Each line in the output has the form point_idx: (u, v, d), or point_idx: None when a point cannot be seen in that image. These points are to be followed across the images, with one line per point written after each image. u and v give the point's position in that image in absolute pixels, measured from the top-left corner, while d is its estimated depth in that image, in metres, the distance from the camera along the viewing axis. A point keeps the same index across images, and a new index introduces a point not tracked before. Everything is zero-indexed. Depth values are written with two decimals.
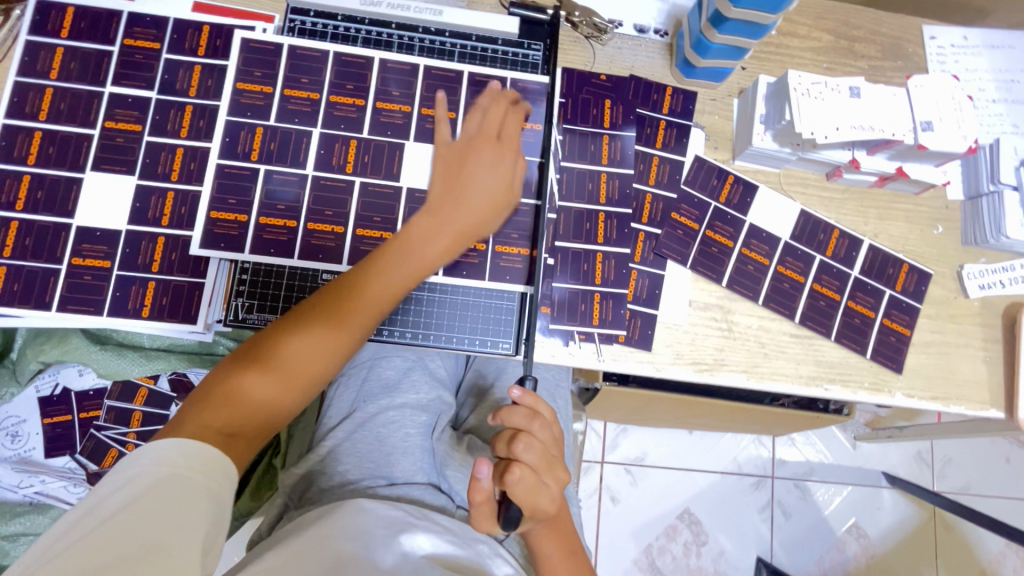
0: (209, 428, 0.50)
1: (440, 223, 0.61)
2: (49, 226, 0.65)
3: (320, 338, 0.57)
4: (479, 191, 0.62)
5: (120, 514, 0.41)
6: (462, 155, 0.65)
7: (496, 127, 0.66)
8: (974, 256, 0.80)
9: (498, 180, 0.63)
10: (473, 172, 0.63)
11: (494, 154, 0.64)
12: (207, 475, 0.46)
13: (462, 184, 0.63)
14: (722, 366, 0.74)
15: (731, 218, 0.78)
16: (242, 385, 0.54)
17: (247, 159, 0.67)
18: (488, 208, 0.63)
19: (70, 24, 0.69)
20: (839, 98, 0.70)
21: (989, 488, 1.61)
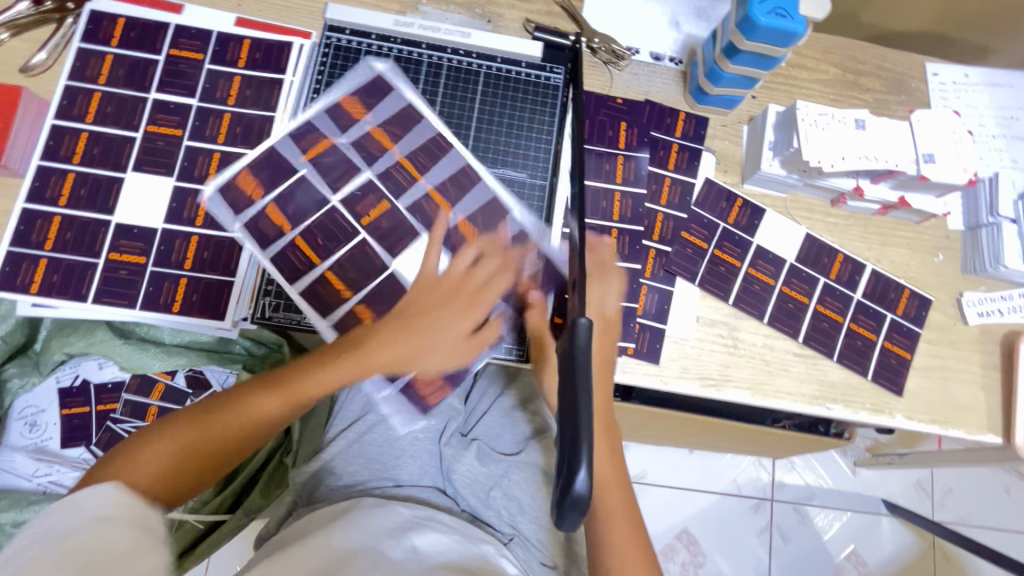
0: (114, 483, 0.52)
1: (448, 309, 0.61)
2: (89, 222, 0.68)
3: (281, 406, 0.58)
4: (428, 328, 0.61)
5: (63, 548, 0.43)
6: (432, 297, 0.62)
7: (480, 277, 0.64)
8: (973, 285, 0.83)
9: (456, 341, 0.62)
10: (431, 316, 0.61)
11: (458, 304, 0.62)
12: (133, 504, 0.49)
13: (415, 319, 0.61)
14: (727, 381, 0.77)
15: (739, 240, 0.80)
16: (249, 403, 0.58)
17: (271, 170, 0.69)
18: (443, 348, 0.61)
19: (119, 34, 0.73)
20: (845, 130, 0.73)
21: (988, 520, 1.61)
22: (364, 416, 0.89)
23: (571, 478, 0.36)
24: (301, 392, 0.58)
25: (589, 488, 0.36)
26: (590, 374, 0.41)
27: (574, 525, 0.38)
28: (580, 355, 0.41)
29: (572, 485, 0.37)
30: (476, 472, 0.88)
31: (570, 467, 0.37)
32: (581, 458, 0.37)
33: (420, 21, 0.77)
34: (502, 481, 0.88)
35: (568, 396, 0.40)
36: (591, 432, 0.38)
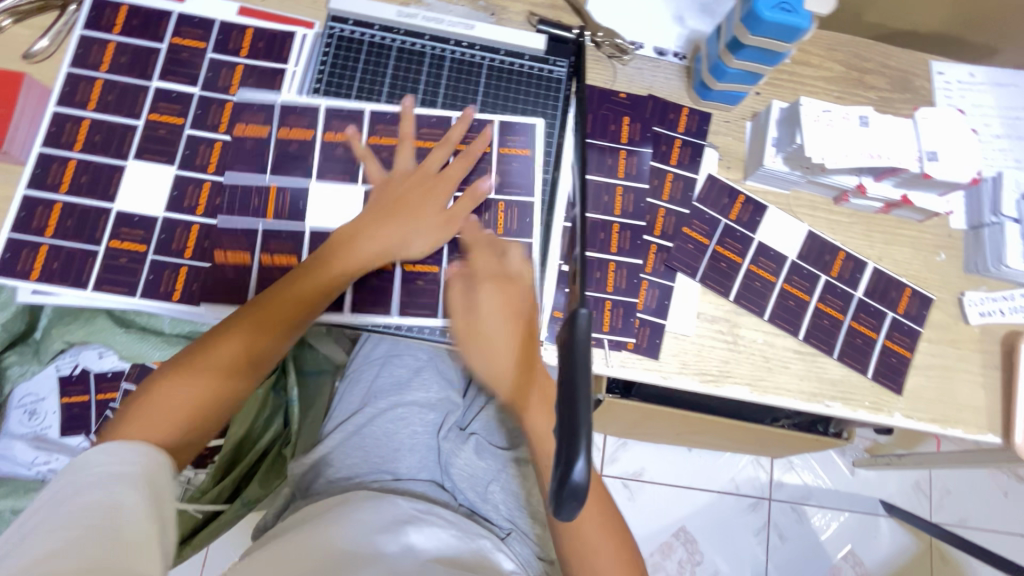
0: (143, 428, 0.54)
1: (400, 213, 0.70)
2: (90, 210, 0.68)
3: (227, 359, 0.61)
4: (407, 214, 0.70)
5: (53, 528, 0.41)
6: (404, 194, 0.71)
7: (434, 167, 0.73)
8: (975, 284, 0.83)
9: (432, 232, 0.70)
10: (411, 193, 0.71)
11: (424, 188, 0.71)
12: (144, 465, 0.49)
13: (400, 203, 0.70)
14: (727, 377, 0.76)
15: (741, 236, 0.80)
16: (209, 352, 0.61)
17: (260, 219, 0.69)
18: (419, 229, 0.70)
19: (122, 21, 0.73)
20: (848, 126, 0.73)
21: (986, 522, 1.61)
22: (363, 409, 0.89)
23: (570, 467, 0.36)
24: (245, 346, 0.62)
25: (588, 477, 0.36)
26: (589, 364, 0.41)
27: (573, 515, 0.38)
28: (580, 345, 0.41)
29: (571, 475, 0.36)
30: (475, 467, 0.88)
31: (569, 457, 0.36)
32: (581, 448, 0.36)
33: (423, 12, 0.77)
34: (500, 476, 0.88)
35: (567, 386, 0.40)
36: (590, 421, 0.38)
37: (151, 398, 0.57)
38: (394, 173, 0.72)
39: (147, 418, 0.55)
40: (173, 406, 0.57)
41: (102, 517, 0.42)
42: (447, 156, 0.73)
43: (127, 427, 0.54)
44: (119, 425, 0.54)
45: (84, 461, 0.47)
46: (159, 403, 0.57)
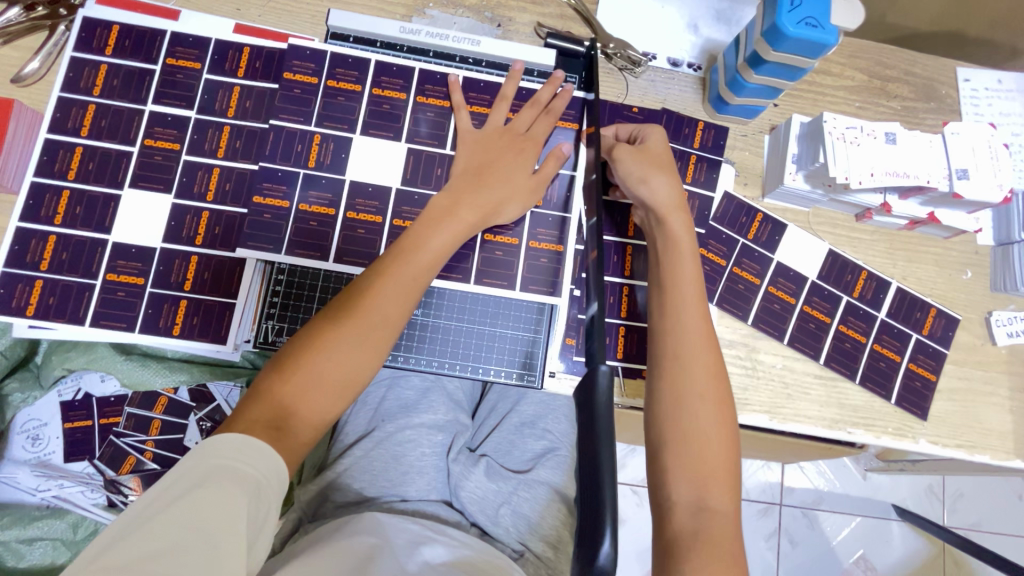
0: (256, 422, 0.54)
1: (459, 207, 0.66)
2: (85, 241, 0.66)
3: (279, 396, 0.56)
4: (498, 180, 0.68)
5: (157, 524, 0.43)
6: (490, 144, 0.70)
7: (522, 125, 0.71)
8: (1002, 303, 0.80)
9: (524, 196, 0.69)
10: (495, 159, 0.69)
11: (516, 148, 0.70)
12: (254, 466, 0.50)
13: (488, 168, 0.68)
14: (745, 405, 0.74)
15: (759, 256, 0.77)
16: (265, 390, 0.56)
17: (302, 166, 0.68)
18: (507, 195, 0.68)
19: (114, 42, 0.70)
20: (875, 144, 0.70)
21: (1000, 526, 1.59)
22: (372, 433, 0.87)
23: (595, 547, 0.34)
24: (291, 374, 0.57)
25: (613, 561, 0.34)
26: (610, 427, 0.40)
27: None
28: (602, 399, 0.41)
29: (595, 555, 0.34)
30: (486, 490, 0.84)
31: (593, 534, 0.35)
32: (606, 524, 0.35)
33: (427, 28, 0.73)
34: (512, 498, 0.84)
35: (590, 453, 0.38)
36: (613, 494, 0.36)
37: (272, 387, 0.57)
38: (482, 130, 0.70)
39: (262, 411, 0.55)
40: (287, 399, 0.56)
41: (201, 527, 0.43)
42: (530, 119, 0.72)
43: (244, 419, 0.54)
44: (239, 415, 0.54)
45: (203, 452, 0.49)
46: (277, 391, 0.56)
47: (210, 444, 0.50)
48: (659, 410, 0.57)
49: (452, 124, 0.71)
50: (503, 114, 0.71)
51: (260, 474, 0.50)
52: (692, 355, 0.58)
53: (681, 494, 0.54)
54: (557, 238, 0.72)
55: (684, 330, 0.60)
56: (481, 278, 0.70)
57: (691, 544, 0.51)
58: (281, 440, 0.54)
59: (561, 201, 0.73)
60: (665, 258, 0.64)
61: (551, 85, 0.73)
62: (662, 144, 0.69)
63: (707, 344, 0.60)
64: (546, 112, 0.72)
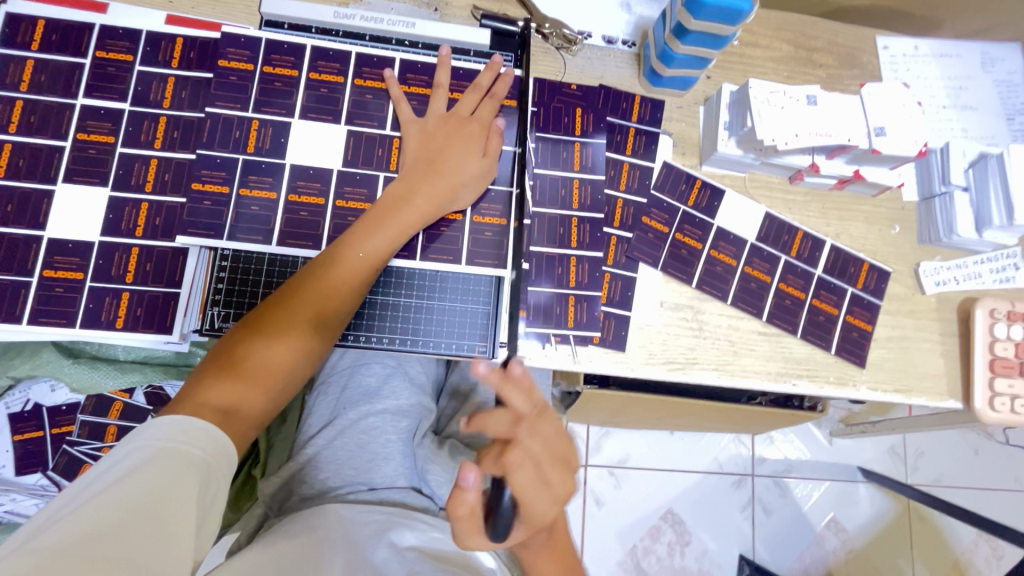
0: (204, 407, 0.53)
1: (412, 196, 0.67)
2: (19, 239, 0.64)
3: (223, 390, 0.55)
4: (450, 167, 0.69)
5: (104, 501, 0.41)
6: (435, 133, 0.71)
7: (465, 111, 0.73)
8: (929, 254, 0.84)
9: (474, 183, 0.71)
10: (444, 148, 0.70)
11: (463, 134, 0.71)
12: (206, 452, 0.49)
13: (439, 155, 0.70)
14: (694, 363, 0.77)
15: (700, 222, 0.80)
16: (208, 383, 0.55)
17: (241, 152, 0.68)
18: (460, 181, 0.69)
19: (40, 36, 0.69)
20: (798, 106, 0.73)
21: (960, 480, 1.66)
22: (334, 421, 0.86)
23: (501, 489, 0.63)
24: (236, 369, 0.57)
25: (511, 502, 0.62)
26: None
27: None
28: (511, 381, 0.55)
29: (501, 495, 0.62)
30: (451, 471, 0.86)
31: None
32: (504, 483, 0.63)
33: (361, 11, 0.74)
34: None
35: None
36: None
37: (223, 373, 0.56)
38: (426, 117, 0.72)
39: (211, 395, 0.54)
40: (237, 386, 0.56)
41: (152, 507, 0.42)
42: (472, 102, 0.73)
43: (191, 402, 0.53)
44: (184, 401, 0.53)
45: (144, 438, 0.48)
46: (226, 377, 0.56)
47: (161, 426, 0.50)
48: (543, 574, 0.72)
49: (392, 109, 0.72)
50: (443, 102, 0.72)
51: (211, 458, 0.50)
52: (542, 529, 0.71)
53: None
54: (500, 212, 0.74)
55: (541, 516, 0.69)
56: (429, 255, 0.72)
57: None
58: (230, 425, 0.53)
59: (506, 176, 0.75)
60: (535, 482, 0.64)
61: (492, 70, 0.74)
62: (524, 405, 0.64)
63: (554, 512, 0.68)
64: (489, 97, 0.74)
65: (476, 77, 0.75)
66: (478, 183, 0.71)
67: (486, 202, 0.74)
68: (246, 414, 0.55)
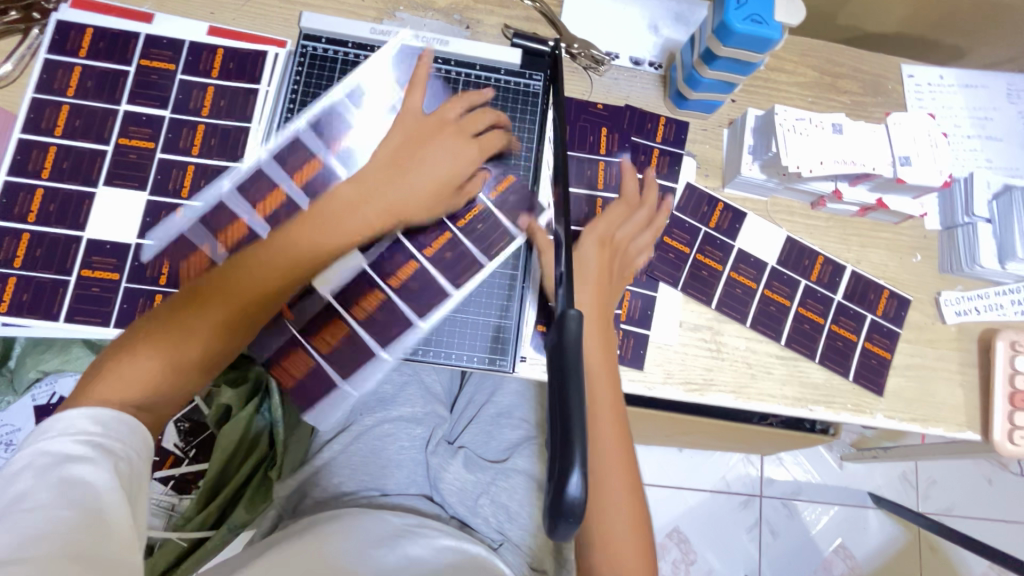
0: (119, 393, 0.52)
1: (367, 198, 0.66)
2: (59, 239, 0.67)
3: (149, 377, 0.54)
4: (417, 170, 0.68)
5: (28, 507, 0.41)
6: (413, 131, 0.69)
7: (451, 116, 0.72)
8: (951, 284, 0.84)
9: (434, 188, 0.69)
10: (416, 149, 0.68)
11: (439, 138, 0.70)
12: (122, 438, 0.49)
13: (412, 156, 0.68)
14: (711, 385, 0.77)
15: (721, 243, 0.81)
16: (129, 363, 0.54)
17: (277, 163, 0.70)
18: (422, 185, 0.68)
19: (88, 44, 0.71)
20: (823, 135, 0.74)
21: (971, 510, 1.64)
22: (350, 427, 0.87)
23: (564, 482, 0.33)
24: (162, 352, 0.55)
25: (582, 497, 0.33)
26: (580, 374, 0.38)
27: (572, 536, 0.35)
28: (569, 350, 0.39)
29: (565, 494, 0.33)
30: (464, 480, 0.86)
31: (563, 472, 0.33)
32: (573, 467, 0.34)
33: (397, 29, 0.76)
34: (490, 489, 0.86)
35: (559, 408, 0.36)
36: (584, 427, 0.35)
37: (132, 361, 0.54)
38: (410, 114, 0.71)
39: (124, 379, 0.53)
40: (149, 375, 0.54)
41: (81, 500, 0.42)
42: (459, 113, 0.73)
43: (104, 386, 0.52)
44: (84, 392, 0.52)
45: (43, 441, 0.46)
46: (150, 359, 0.54)
47: (65, 422, 0.48)
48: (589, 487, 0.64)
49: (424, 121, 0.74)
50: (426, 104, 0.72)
51: (125, 446, 0.49)
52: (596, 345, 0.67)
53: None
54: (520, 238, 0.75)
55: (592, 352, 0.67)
56: (453, 268, 0.73)
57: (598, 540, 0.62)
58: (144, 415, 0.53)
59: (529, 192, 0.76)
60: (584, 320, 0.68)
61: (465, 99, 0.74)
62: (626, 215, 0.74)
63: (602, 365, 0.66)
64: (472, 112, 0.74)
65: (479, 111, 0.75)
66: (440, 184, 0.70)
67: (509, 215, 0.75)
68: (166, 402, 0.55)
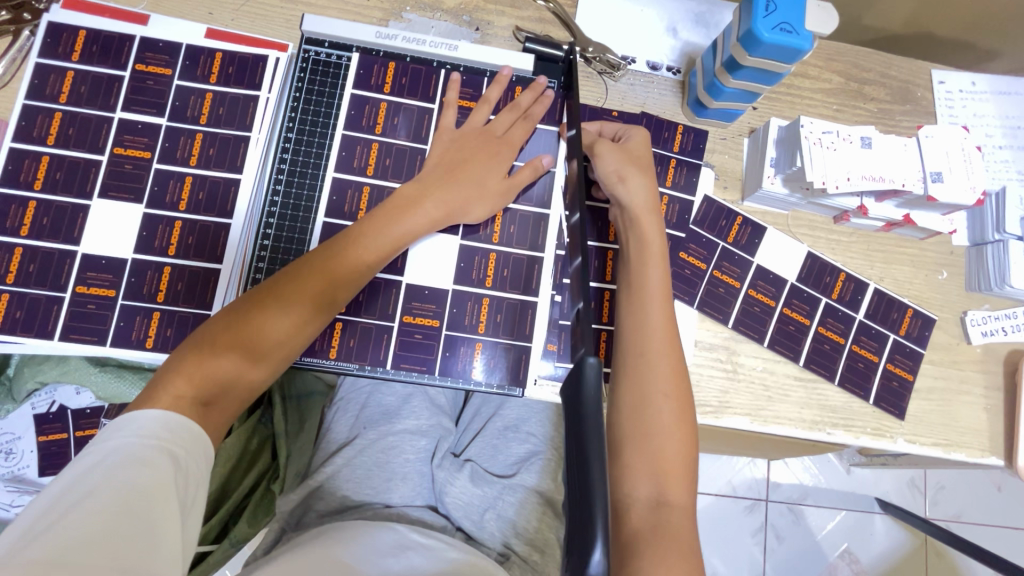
0: (182, 398, 0.51)
1: (422, 202, 0.65)
2: (53, 253, 0.64)
3: (214, 377, 0.53)
4: (469, 178, 0.68)
5: (93, 504, 0.40)
6: (463, 144, 0.69)
7: (500, 127, 0.71)
8: (977, 303, 0.81)
9: (490, 201, 0.69)
10: (467, 161, 0.68)
11: (491, 149, 0.70)
12: (185, 451, 0.49)
13: (461, 165, 0.68)
14: (726, 408, 0.74)
15: (739, 259, 0.78)
16: (195, 367, 0.53)
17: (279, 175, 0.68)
18: (476, 196, 0.68)
19: (80, 47, 0.68)
20: (851, 149, 0.70)
21: (979, 517, 1.62)
22: (354, 441, 0.86)
23: (583, 559, 0.30)
24: (227, 350, 0.55)
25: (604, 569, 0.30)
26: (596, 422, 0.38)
27: None
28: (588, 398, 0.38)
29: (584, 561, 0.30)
30: (470, 494, 0.83)
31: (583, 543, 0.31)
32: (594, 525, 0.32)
33: (404, 33, 0.72)
34: (497, 502, 0.83)
35: (578, 457, 0.35)
36: (604, 493, 0.33)
37: (207, 357, 0.54)
38: (462, 127, 0.71)
39: (189, 382, 0.52)
40: (227, 372, 0.54)
41: (139, 506, 0.41)
42: (488, 116, 0.72)
43: (167, 391, 0.52)
44: (153, 393, 0.51)
45: (109, 442, 0.46)
46: (218, 360, 0.54)
47: (137, 423, 0.48)
48: (631, 458, 0.58)
49: (434, 125, 0.72)
50: (483, 115, 0.71)
51: (187, 457, 0.49)
52: (653, 304, 0.64)
53: (641, 492, 0.56)
54: (528, 259, 0.72)
55: (644, 309, 0.64)
56: (460, 283, 0.71)
57: (651, 540, 0.53)
58: (206, 416, 0.52)
59: (542, 198, 0.73)
60: (632, 267, 0.66)
61: (499, 84, 0.73)
62: (643, 147, 0.71)
63: (666, 328, 0.63)
64: (523, 117, 0.72)
65: (517, 96, 0.74)
66: (489, 189, 0.69)
67: (517, 227, 0.72)
68: (233, 399, 0.55)
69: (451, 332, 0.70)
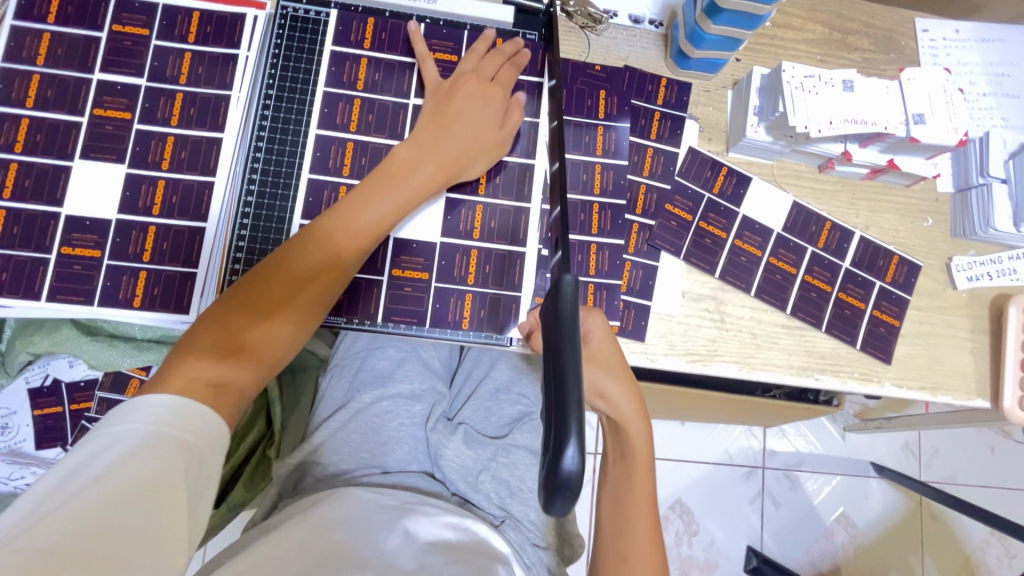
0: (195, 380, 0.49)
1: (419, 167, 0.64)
2: (36, 215, 0.64)
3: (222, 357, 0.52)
4: (461, 132, 0.67)
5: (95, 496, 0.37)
6: (449, 98, 0.69)
7: (485, 75, 0.71)
8: (962, 248, 0.81)
9: (481, 153, 0.68)
10: (456, 113, 0.68)
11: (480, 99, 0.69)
12: (198, 439, 0.46)
13: (451, 118, 0.67)
14: (714, 356, 0.75)
15: (725, 210, 0.78)
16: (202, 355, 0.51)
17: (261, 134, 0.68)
18: (472, 150, 0.68)
19: (56, 9, 0.67)
20: (833, 92, 0.70)
21: (973, 478, 1.64)
22: (349, 404, 0.86)
23: (560, 453, 0.32)
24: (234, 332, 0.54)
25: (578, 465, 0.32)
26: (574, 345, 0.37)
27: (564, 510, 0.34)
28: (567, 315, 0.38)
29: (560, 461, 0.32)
30: (464, 457, 0.84)
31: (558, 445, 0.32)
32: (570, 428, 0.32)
33: None
34: (491, 464, 0.84)
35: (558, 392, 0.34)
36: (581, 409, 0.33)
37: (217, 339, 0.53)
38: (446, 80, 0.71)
39: (196, 366, 0.51)
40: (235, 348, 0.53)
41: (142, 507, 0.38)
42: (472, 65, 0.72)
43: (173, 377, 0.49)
44: (162, 380, 0.49)
45: (116, 425, 0.43)
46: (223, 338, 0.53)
47: (149, 410, 0.45)
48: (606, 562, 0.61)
49: (415, 77, 0.72)
50: (466, 65, 0.71)
51: (201, 442, 0.46)
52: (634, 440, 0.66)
53: None
54: (513, 212, 0.72)
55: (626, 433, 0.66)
56: (446, 237, 0.71)
57: None
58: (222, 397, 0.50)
59: (525, 149, 0.73)
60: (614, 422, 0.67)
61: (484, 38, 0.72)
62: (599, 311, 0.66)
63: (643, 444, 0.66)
64: (506, 63, 0.72)
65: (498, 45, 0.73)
66: (479, 140, 0.68)
67: (501, 180, 0.72)
68: (246, 374, 0.53)
69: (439, 284, 0.70)
